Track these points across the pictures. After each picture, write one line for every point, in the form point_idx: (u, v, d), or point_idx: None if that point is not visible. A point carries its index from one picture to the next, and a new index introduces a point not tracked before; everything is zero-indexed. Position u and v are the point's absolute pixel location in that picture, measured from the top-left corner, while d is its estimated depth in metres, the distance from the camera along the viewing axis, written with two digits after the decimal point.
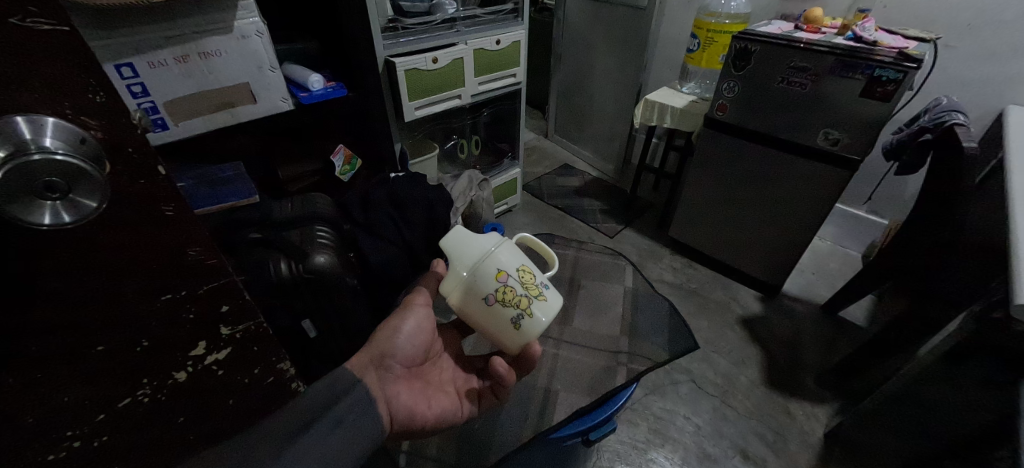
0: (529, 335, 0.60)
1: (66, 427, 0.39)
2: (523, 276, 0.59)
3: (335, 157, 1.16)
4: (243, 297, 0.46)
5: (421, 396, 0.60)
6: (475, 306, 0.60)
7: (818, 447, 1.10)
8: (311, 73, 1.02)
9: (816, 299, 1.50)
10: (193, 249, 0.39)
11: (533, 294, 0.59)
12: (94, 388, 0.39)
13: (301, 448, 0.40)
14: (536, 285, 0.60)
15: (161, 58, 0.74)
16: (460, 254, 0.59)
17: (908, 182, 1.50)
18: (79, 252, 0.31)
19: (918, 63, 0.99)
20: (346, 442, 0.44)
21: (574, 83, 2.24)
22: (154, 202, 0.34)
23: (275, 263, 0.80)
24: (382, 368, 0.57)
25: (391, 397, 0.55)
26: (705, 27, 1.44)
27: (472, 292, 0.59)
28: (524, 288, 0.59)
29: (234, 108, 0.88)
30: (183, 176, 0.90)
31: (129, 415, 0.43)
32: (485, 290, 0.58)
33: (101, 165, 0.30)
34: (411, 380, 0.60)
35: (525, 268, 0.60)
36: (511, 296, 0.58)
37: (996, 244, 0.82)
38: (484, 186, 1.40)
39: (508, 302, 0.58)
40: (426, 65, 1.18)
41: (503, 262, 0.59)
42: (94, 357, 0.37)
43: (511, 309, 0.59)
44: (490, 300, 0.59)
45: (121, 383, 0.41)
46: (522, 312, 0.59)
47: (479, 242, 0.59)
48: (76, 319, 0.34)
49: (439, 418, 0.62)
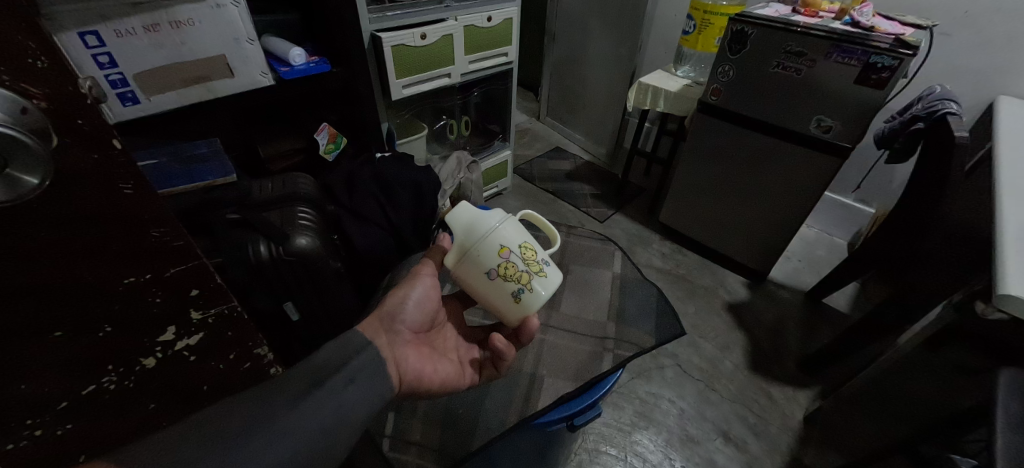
0: (528, 310, 0.59)
1: (24, 416, 0.37)
2: (525, 253, 0.58)
3: (318, 135, 1.12)
4: (216, 281, 0.44)
5: (429, 360, 0.59)
6: (477, 280, 0.59)
7: (798, 429, 1.13)
8: (292, 46, 0.97)
9: (801, 285, 1.53)
10: (157, 230, 0.37)
11: (534, 271, 0.58)
12: (56, 374, 0.37)
13: (322, 399, 0.38)
14: (537, 262, 0.59)
15: (129, 27, 0.70)
16: (466, 229, 0.57)
17: (897, 171, 1.51)
18: (29, 231, 0.30)
19: (914, 50, 0.98)
20: (365, 398, 0.42)
21: (568, 65, 2.20)
22: (110, 180, 0.32)
23: (254, 245, 0.77)
24: (393, 332, 0.56)
25: (404, 360, 0.54)
26: (701, 8, 1.41)
27: (474, 267, 0.58)
28: (525, 265, 0.57)
29: (210, 83, 0.84)
30: (154, 152, 0.86)
31: (96, 402, 0.42)
32: (488, 265, 0.57)
33: (48, 140, 0.28)
34: (419, 345, 0.59)
35: (527, 245, 0.59)
36: (512, 271, 0.57)
37: (977, 234, 0.82)
38: (473, 168, 1.37)
39: (510, 277, 0.57)
40: (415, 41, 1.14)
41: (507, 238, 0.57)
42: (53, 343, 0.35)
43: (512, 284, 0.58)
44: (492, 275, 0.58)
45: (85, 369, 0.39)
46: (523, 287, 0.58)
47: (486, 216, 0.57)
48: (28, 301, 0.32)
49: (441, 382, 0.60)
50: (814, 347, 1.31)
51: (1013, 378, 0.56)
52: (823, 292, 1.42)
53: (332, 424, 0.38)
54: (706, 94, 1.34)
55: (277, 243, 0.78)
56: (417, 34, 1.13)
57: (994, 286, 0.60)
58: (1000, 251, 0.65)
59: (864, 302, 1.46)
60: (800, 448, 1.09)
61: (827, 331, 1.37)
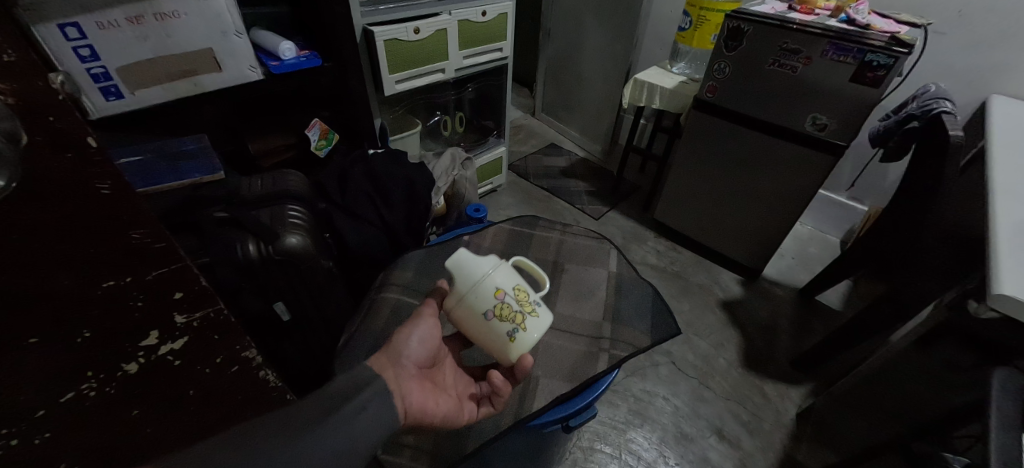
0: (522, 350, 0.59)
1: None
2: (519, 293, 0.58)
3: (309, 131, 1.10)
4: (201, 284, 0.42)
5: (433, 395, 0.55)
6: (472, 322, 0.58)
7: (790, 426, 1.14)
8: (282, 40, 0.95)
9: (794, 283, 1.53)
10: (137, 232, 0.35)
11: (529, 311, 0.58)
12: (28, 384, 0.34)
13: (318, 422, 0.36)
14: (531, 302, 0.58)
15: (111, 19, 0.67)
16: (460, 272, 0.56)
17: (890, 169, 1.52)
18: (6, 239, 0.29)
19: (910, 48, 0.98)
20: (362, 412, 0.41)
21: (563, 60, 2.18)
22: (84, 180, 0.31)
23: (242, 244, 0.75)
24: (397, 365, 0.52)
25: (410, 393, 0.50)
26: (697, 4, 1.40)
27: (470, 309, 0.57)
28: (520, 305, 0.57)
29: (197, 77, 0.82)
30: (138, 148, 0.83)
31: (76, 412, 0.39)
32: (483, 306, 0.56)
33: (16, 141, 0.27)
34: (423, 379, 0.55)
35: (520, 286, 0.58)
36: (508, 312, 0.56)
37: (971, 233, 0.82)
38: (467, 165, 1.35)
39: (505, 319, 0.56)
40: (407, 36, 1.12)
41: (501, 280, 0.56)
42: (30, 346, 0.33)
43: (508, 325, 0.57)
44: (488, 316, 0.57)
45: (64, 376, 0.37)
46: (517, 327, 0.57)
47: (478, 259, 0.56)
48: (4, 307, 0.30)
49: (438, 419, 0.56)
50: (806, 344, 1.32)
51: (1005, 376, 0.57)
52: (816, 289, 1.43)
53: (326, 439, 0.37)
54: (702, 91, 1.34)
55: (267, 243, 0.76)
56: (410, 28, 1.11)
57: (988, 285, 0.60)
58: (992, 251, 0.65)
59: (856, 299, 1.47)
60: (793, 445, 1.10)
61: (820, 329, 1.38)
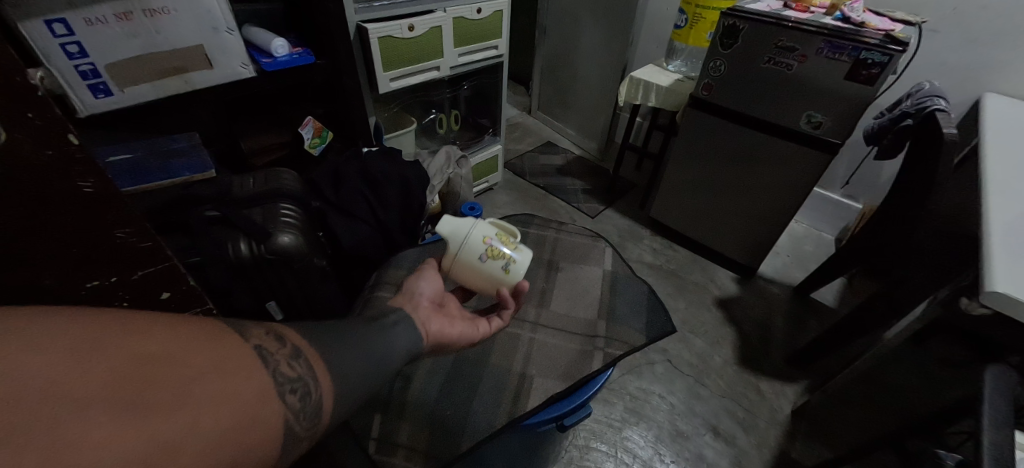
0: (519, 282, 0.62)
1: None
2: (503, 236, 0.63)
3: (303, 129, 1.09)
4: (185, 283, 0.50)
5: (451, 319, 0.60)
6: (469, 270, 0.61)
7: (786, 423, 1.14)
8: (274, 37, 0.94)
9: (789, 280, 1.54)
10: (122, 232, 0.41)
11: (516, 248, 0.63)
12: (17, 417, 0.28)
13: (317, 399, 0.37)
14: (515, 241, 0.64)
15: (99, 15, 0.66)
16: (447, 229, 0.60)
17: (885, 167, 1.53)
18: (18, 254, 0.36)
19: (904, 46, 0.98)
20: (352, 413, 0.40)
21: (559, 58, 2.17)
22: (69, 179, 0.36)
23: (234, 243, 0.74)
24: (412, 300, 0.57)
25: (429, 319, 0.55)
26: (693, 2, 1.39)
27: (464, 257, 0.60)
28: (507, 243, 0.62)
29: (188, 74, 0.81)
30: (126, 147, 0.82)
31: None
32: (475, 252, 0.60)
33: None
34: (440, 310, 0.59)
35: (502, 230, 0.64)
36: (499, 251, 0.61)
37: (964, 230, 0.83)
38: (462, 164, 1.35)
39: (497, 257, 0.61)
40: (402, 33, 1.11)
41: (485, 228, 0.61)
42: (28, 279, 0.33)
43: (502, 263, 0.61)
44: (482, 259, 0.61)
45: None
46: (511, 263, 0.61)
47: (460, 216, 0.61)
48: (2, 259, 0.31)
49: (458, 346, 0.60)
50: (801, 341, 1.33)
51: (998, 372, 0.57)
52: (811, 287, 1.44)
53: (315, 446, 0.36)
54: (698, 89, 1.34)
55: (259, 242, 0.75)
56: (405, 25, 1.10)
57: (981, 283, 0.61)
58: (985, 248, 0.65)
59: (851, 296, 1.48)
60: (788, 442, 1.10)
61: (814, 326, 1.38)
